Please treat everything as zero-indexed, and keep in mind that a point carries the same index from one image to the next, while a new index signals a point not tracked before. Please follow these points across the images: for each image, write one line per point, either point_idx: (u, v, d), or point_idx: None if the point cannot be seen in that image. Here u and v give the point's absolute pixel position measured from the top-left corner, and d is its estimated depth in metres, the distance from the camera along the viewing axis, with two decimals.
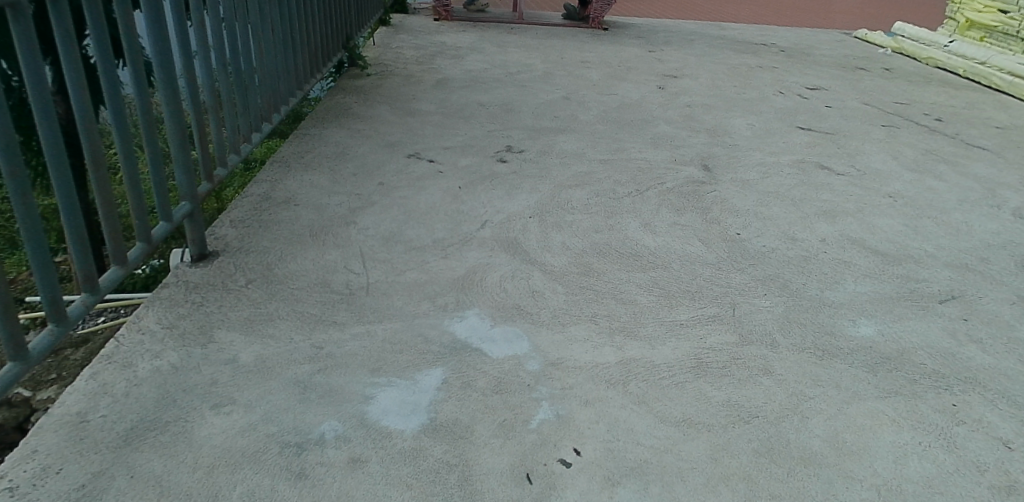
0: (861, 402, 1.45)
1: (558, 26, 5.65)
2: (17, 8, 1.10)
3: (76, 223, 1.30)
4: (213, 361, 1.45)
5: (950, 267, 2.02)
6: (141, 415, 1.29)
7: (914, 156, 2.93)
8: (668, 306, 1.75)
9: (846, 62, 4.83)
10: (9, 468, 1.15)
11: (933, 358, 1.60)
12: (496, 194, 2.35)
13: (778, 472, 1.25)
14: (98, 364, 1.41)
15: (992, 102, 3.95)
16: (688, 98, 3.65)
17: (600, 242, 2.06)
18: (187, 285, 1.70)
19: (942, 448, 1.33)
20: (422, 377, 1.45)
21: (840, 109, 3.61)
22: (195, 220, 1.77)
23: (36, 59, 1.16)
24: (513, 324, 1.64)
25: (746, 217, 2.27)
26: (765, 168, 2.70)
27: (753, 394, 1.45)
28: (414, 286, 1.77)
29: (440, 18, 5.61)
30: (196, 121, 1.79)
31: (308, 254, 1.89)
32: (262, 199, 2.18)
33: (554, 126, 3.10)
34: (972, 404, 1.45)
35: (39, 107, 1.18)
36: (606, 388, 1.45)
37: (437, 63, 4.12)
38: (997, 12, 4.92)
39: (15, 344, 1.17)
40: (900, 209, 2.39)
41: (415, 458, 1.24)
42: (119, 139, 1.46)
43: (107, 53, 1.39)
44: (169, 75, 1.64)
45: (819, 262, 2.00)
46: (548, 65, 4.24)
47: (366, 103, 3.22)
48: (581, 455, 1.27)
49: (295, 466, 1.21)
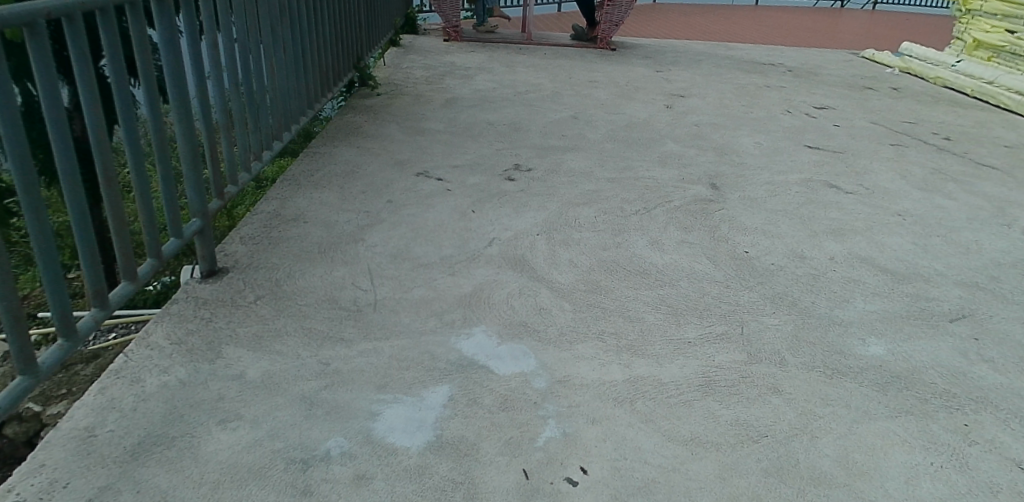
0: (872, 421, 1.43)
1: (567, 46, 5.70)
2: (34, 29, 1.13)
3: (88, 239, 1.31)
4: (221, 376, 1.45)
5: (960, 287, 2.00)
6: (149, 430, 1.29)
7: (923, 175, 2.93)
8: (675, 323, 1.75)
9: (854, 81, 4.85)
10: (17, 481, 1.16)
11: (944, 377, 1.59)
12: (505, 212, 2.36)
13: (787, 492, 1.24)
14: (106, 379, 1.41)
15: (1001, 122, 3.95)
16: (697, 117, 3.67)
17: (608, 259, 2.07)
18: (196, 302, 1.71)
19: (955, 469, 1.31)
20: (428, 393, 1.45)
21: (848, 128, 3.61)
22: (205, 238, 1.78)
23: (51, 78, 1.18)
24: (519, 342, 1.64)
25: (754, 235, 2.27)
26: (773, 187, 2.70)
27: (762, 412, 1.44)
28: (420, 303, 1.78)
29: (449, 39, 5.66)
30: (208, 140, 1.81)
31: (317, 270, 1.90)
32: (272, 216, 2.20)
33: (562, 144, 3.12)
34: (984, 424, 1.43)
35: (54, 126, 1.20)
36: (614, 406, 1.44)
37: (446, 83, 4.16)
38: (1004, 32, 4.90)
39: (24, 358, 1.18)
40: (909, 227, 2.38)
41: (420, 476, 1.23)
42: (132, 157, 1.48)
43: (121, 72, 1.41)
44: (182, 94, 1.66)
45: (828, 281, 1.99)
46: (556, 85, 4.28)
47: (375, 122, 3.26)
48: (588, 474, 1.26)
49: (300, 482, 1.21)
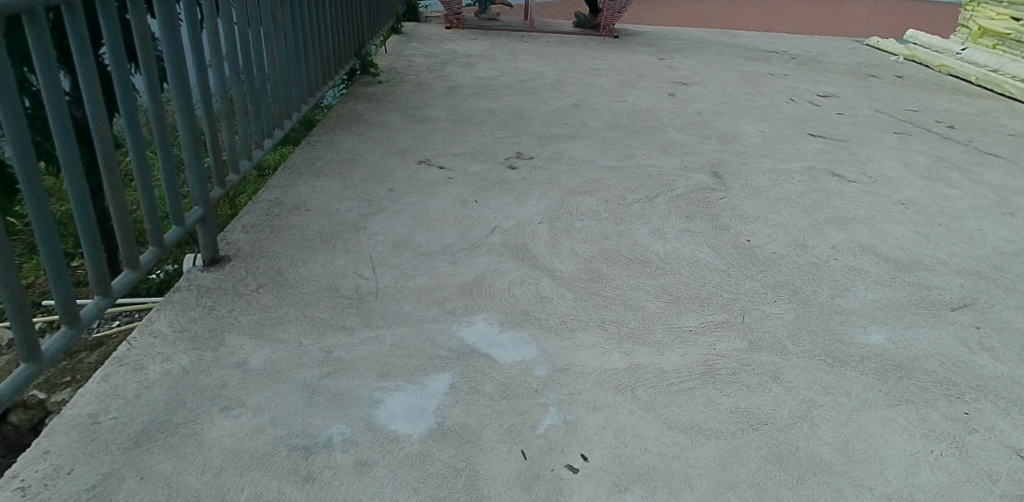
0: (872, 409, 1.43)
1: (569, 33, 5.68)
2: (33, 16, 1.12)
3: (89, 227, 1.31)
4: (223, 364, 1.46)
5: (962, 276, 1.99)
6: (152, 417, 1.30)
7: (927, 163, 2.91)
8: (676, 312, 1.75)
9: (858, 69, 4.82)
10: (22, 468, 1.17)
11: (945, 366, 1.59)
12: (506, 200, 2.36)
13: (787, 479, 1.25)
14: (109, 367, 1.42)
15: (1006, 110, 3.93)
16: (699, 105, 3.65)
17: (609, 248, 2.06)
18: (198, 290, 1.71)
19: (954, 458, 1.32)
20: (429, 381, 1.45)
21: (852, 116, 3.59)
22: (206, 226, 1.79)
23: (50, 64, 1.18)
24: (521, 330, 1.64)
25: (756, 224, 2.27)
26: (775, 176, 2.69)
27: (763, 401, 1.45)
28: (422, 292, 1.78)
29: (452, 26, 5.63)
30: (209, 127, 1.80)
31: (319, 258, 1.90)
32: (274, 204, 2.20)
33: (564, 133, 3.11)
34: (984, 413, 1.44)
35: (54, 113, 1.20)
36: (614, 394, 1.44)
37: (448, 71, 4.15)
38: (1010, 19, 4.86)
39: (28, 345, 1.19)
40: (912, 216, 2.37)
41: (422, 463, 1.24)
42: (133, 145, 1.48)
43: (122, 60, 1.41)
44: (182, 82, 1.66)
45: (830, 269, 1.99)
46: (559, 73, 4.26)
47: (377, 111, 3.25)
48: (588, 461, 1.27)
49: (302, 469, 1.21)
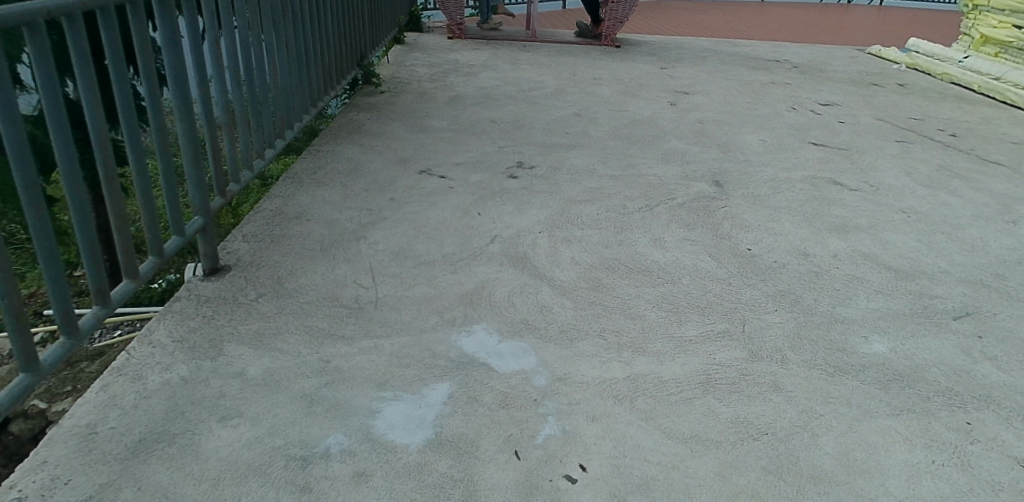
0: (873, 419, 1.43)
1: (570, 43, 5.69)
2: (34, 26, 1.13)
3: (88, 235, 1.32)
4: (222, 374, 1.46)
5: (964, 284, 1.99)
6: (149, 427, 1.30)
7: (928, 172, 2.91)
8: (676, 322, 1.74)
9: (860, 77, 4.82)
10: (19, 478, 1.17)
11: (947, 375, 1.58)
12: (507, 209, 2.36)
13: (786, 489, 1.24)
14: (109, 376, 1.42)
15: (1008, 118, 3.92)
16: (701, 114, 3.66)
17: (609, 257, 2.06)
18: (198, 299, 1.71)
19: (957, 468, 1.30)
20: (428, 391, 1.45)
21: (853, 124, 3.59)
22: (207, 235, 1.79)
23: (50, 73, 1.18)
24: (521, 340, 1.64)
25: (757, 232, 2.26)
26: (776, 184, 2.69)
27: (762, 410, 1.44)
28: (422, 301, 1.78)
29: (454, 36, 5.64)
30: (210, 137, 1.81)
31: (319, 267, 1.90)
32: (274, 213, 2.20)
33: (565, 142, 3.11)
34: (986, 423, 1.42)
35: (53, 122, 1.20)
36: (613, 404, 1.44)
37: (450, 80, 4.16)
38: (1010, 27, 4.87)
39: (26, 355, 1.19)
40: (914, 225, 2.36)
41: (420, 473, 1.24)
42: (133, 154, 1.48)
43: (123, 70, 1.41)
44: (184, 92, 1.66)
45: (831, 278, 1.98)
46: (560, 82, 4.27)
47: (379, 120, 3.25)
48: (587, 471, 1.26)
49: (300, 479, 1.21)
